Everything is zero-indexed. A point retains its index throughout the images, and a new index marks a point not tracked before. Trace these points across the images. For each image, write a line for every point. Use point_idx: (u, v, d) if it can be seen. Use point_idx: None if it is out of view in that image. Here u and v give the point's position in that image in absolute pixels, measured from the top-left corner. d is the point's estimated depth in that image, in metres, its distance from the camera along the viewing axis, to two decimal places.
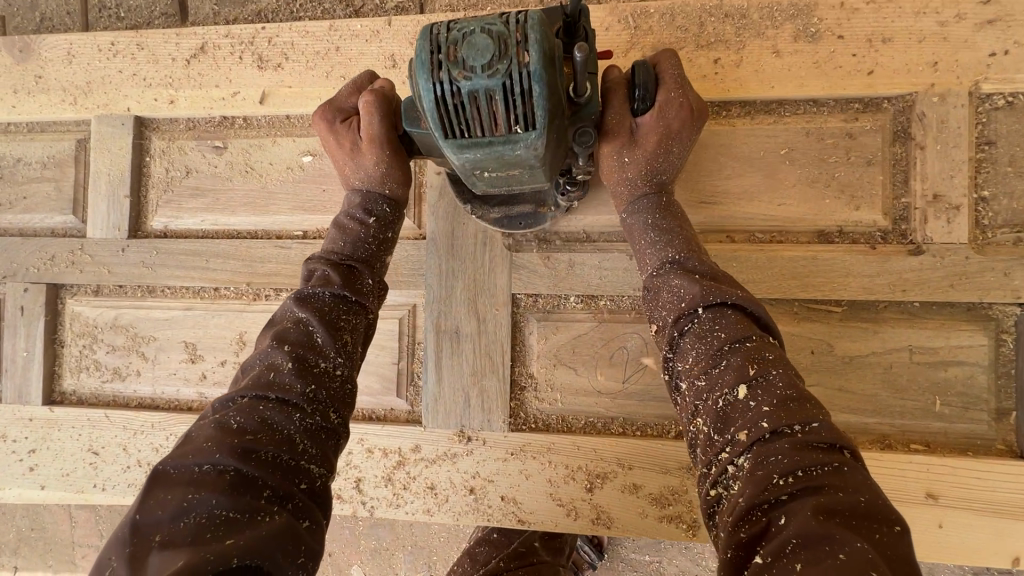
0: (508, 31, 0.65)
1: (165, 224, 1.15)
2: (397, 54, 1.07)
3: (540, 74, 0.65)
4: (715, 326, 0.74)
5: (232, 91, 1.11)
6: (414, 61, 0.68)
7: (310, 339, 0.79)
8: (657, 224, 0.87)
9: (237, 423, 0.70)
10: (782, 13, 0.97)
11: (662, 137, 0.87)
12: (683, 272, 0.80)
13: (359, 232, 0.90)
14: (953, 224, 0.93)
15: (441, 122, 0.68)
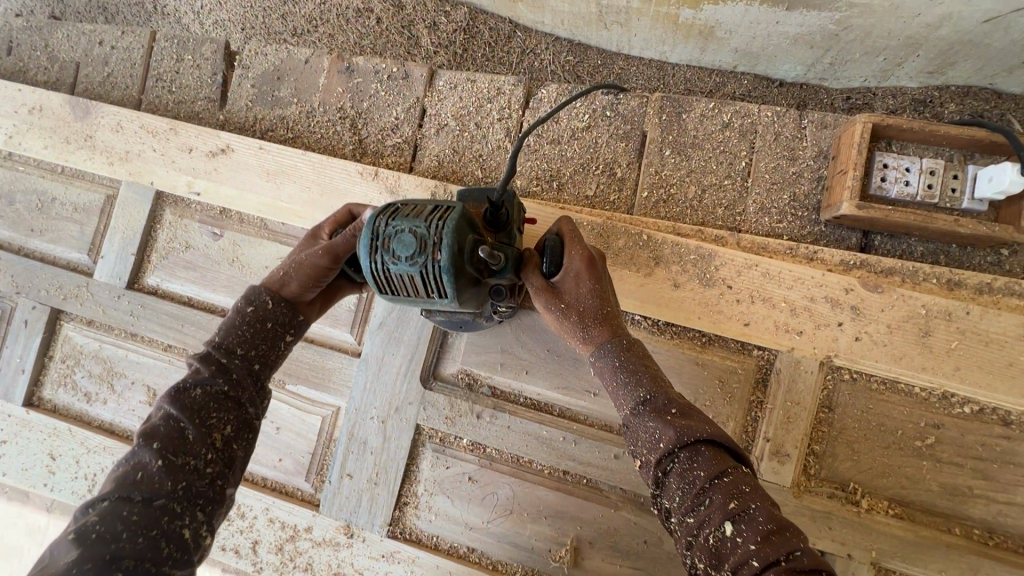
0: (430, 234, 0.81)
1: (157, 284, 1.37)
2: (375, 199, 1.28)
3: (450, 268, 0.81)
4: (691, 466, 0.75)
5: (237, 192, 1.33)
6: (359, 242, 0.85)
7: (180, 436, 0.80)
8: (624, 363, 0.86)
9: (96, 531, 0.71)
10: (687, 254, 1.16)
11: (577, 282, 0.92)
12: (654, 410, 0.80)
13: (243, 323, 0.90)
14: (783, 468, 1.09)
15: (378, 285, 0.87)
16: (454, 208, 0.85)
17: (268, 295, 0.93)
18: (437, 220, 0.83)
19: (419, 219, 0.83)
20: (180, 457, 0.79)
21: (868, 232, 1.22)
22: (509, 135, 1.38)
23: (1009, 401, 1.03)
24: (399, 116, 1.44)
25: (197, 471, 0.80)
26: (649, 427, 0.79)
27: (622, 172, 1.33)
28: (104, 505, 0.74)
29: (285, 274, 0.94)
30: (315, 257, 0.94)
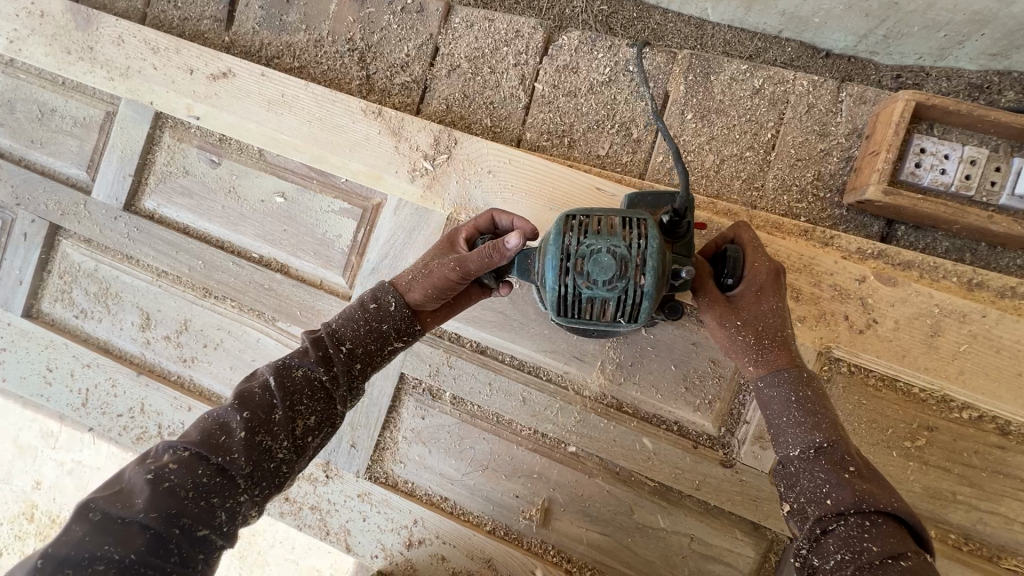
0: (630, 256, 0.78)
1: (154, 207, 1.35)
2: (376, 139, 1.22)
3: (652, 292, 0.78)
4: (864, 536, 0.70)
5: (237, 119, 1.28)
6: (545, 261, 0.81)
7: (270, 412, 0.83)
8: (803, 403, 0.82)
9: (171, 480, 0.74)
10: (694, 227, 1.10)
11: (759, 299, 0.88)
12: (830, 464, 0.77)
13: (361, 316, 0.92)
14: (764, 454, 1.07)
15: (560, 307, 0.82)
16: (649, 224, 0.81)
17: (393, 294, 0.95)
18: (637, 241, 0.79)
19: (615, 238, 0.79)
20: (261, 434, 0.81)
21: (892, 221, 1.14)
22: (523, 83, 1.30)
23: (1008, 410, 0.99)
24: (409, 52, 1.36)
25: (272, 453, 0.82)
26: (817, 479, 0.76)
27: (638, 132, 1.25)
28: (186, 454, 0.77)
29: (414, 280, 0.95)
30: (445, 269, 0.92)
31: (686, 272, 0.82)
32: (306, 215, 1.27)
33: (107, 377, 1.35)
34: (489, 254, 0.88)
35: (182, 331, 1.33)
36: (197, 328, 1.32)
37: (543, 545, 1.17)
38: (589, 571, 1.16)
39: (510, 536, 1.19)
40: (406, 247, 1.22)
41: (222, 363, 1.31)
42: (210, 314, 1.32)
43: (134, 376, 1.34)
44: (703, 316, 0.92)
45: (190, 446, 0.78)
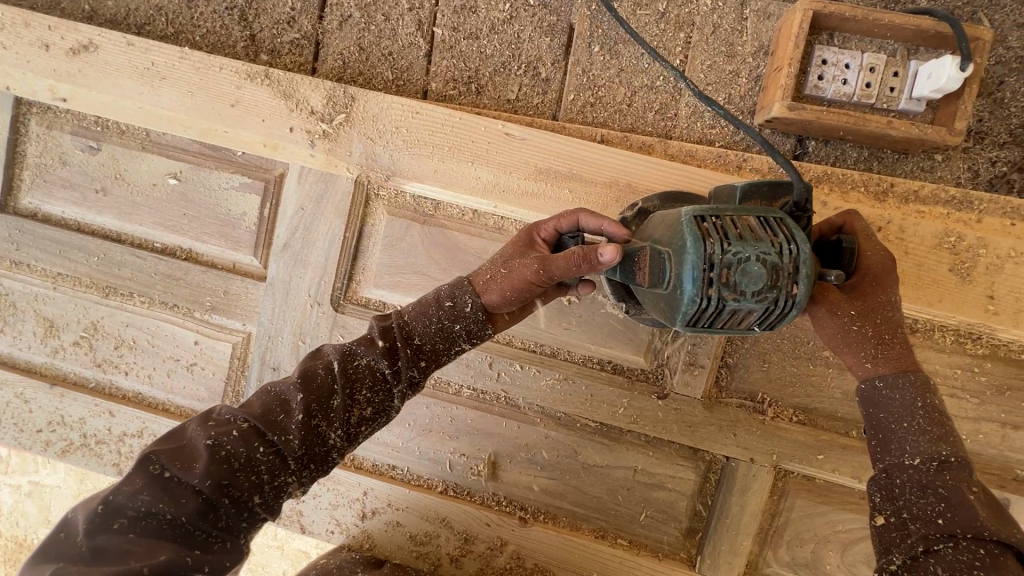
0: (782, 264, 0.73)
1: (35, 206, 1.23)
2: (268, 104, 1.13)
3: (802, 301, 0.75)
4: (976, 562, 0.68)
5: (110, 97, 1.16)
6: (685, 271, 0.74)
7: (328, 397, 0.82)
8: (928, 412, 0.78)
9: (226, 449, 0.77)
10: (609, 164, 1.07)
11: (878, 294, 0.84)
12: (951, 485, 0.73)
13: (433, 313, 0.87)
14: (694, 381, 1.10)
15: (693, 317, 0.76)
16: (790, 225, 0.77)
17: (472, 297, 0.88)
18: (788, 248, 0.74)
19: (764, 245, 0.74)
20: (317, 419, 0.81)
21: (804, 137, 1.14)
22: (422, 28, 1.22)
23: (914, 309, 1.04)
24: (294, 5, 1.25)
25: (325, 439, 0.81)
26: (928, 496, 0.73)
27: (547, 71, 1.20)
28: (244, 426, 0.79)
29: (494, 281, 0.88)
30: (528, 272, 0.86)
31: (835, 278, 0.78)
32: (206, 196, 1.18)
33: (17, 394, 1.26)
34: (579, 260, 0.81)
35: (91, 335, 1.24)
36: (108, 329, 1.23)
37: (496, 497, 1.19)
38: (543, 515, 1.19)
39: (462, 494, 1.20)
40: (318, 218, 1.15)
41: (142, 363, 1.24)
42: (118, 313, 1.23)
43: (47, 388, 1.25)
44: (811, 308, 0.86)
45: (250, 418, 0.80)
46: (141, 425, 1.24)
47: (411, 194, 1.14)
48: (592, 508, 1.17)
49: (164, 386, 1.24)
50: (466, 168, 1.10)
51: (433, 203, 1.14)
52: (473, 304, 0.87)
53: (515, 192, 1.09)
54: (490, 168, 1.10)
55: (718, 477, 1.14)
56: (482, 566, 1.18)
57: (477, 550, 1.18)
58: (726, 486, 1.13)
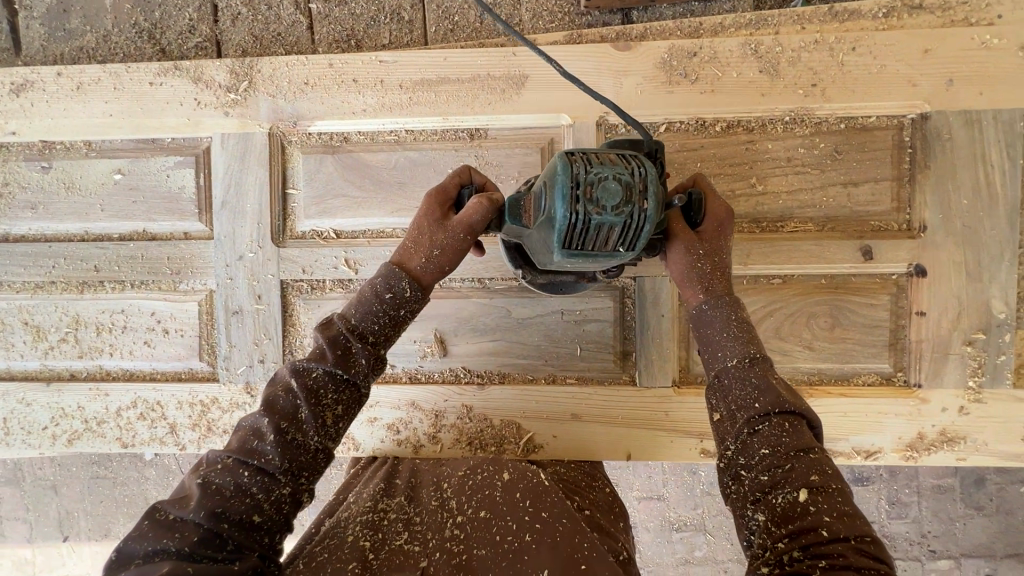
0: (636, 181, 0.82)
1: (5, 230, 1.40)
2: (184, 91, 1.34)
3: (653, 215, 0.84)
4: (784, 430, 0.83)
5: (54, 120, 1.37)
6: (554, 191, 0.82)
7: (294, 410, 0.87)
8: (738, 320, 0.94)
9: (217, 483, 0.81)
10: (469, 62, 1.29)
11: (719, 242, 0.99)
12: (761, 374, 0.89)
13: (378, 307, 0.94)
14: None
15: (567, 238, 0.83)
16: (643, 158, 0.87)
17: (410, 282, 0.96)
18: (634, 171, 0.84)
19: (615, 167, 0.84)
20: (290, 432, 0.85)
21: (627, 11, 1.38)
22: (300, 8, 1.45)
23: (741, 111, 1.25)
24: (192, 16, 1.48)
25: (306, 447, 0.87)
26: (748, 386, 0.88)
27: (409, 14, 1.43)
28: (230, 461, 0.84)
29: (417, 256, 0.98)
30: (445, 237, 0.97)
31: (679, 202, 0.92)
32: (149, 182, 1.37)
33: (20, 399, 1.40)
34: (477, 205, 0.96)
35: (75, 328, 1.40)
36: (89, 319, 1.39)
37: (454, 373, 1.34)
38: (498, 377, 1.34)
39: (425, 378, 1.35)
40: (244, 173, 1.34)
41: (124, 340, 1.39)
42: (95, 303, 1.39)
43: (46, 386, 1.40)
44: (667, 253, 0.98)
45: (231, 453, 0.85)
46: (133, 395, 1.38)
47: (318, 133, 1.34)
48: (536, 357, 1.33)
49: (148, 356, 1.39)
50: (357, 97, 1.31)
51: (338, 136, 1.34)
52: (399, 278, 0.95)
53: (401, 105, 1.30)
54: (377, 92, 1.31)
55: (634, 299, 1.31)
56: (457, 436, 1.33)
57: (449, 423, 1.33)
58: (640, 304, 1.29)
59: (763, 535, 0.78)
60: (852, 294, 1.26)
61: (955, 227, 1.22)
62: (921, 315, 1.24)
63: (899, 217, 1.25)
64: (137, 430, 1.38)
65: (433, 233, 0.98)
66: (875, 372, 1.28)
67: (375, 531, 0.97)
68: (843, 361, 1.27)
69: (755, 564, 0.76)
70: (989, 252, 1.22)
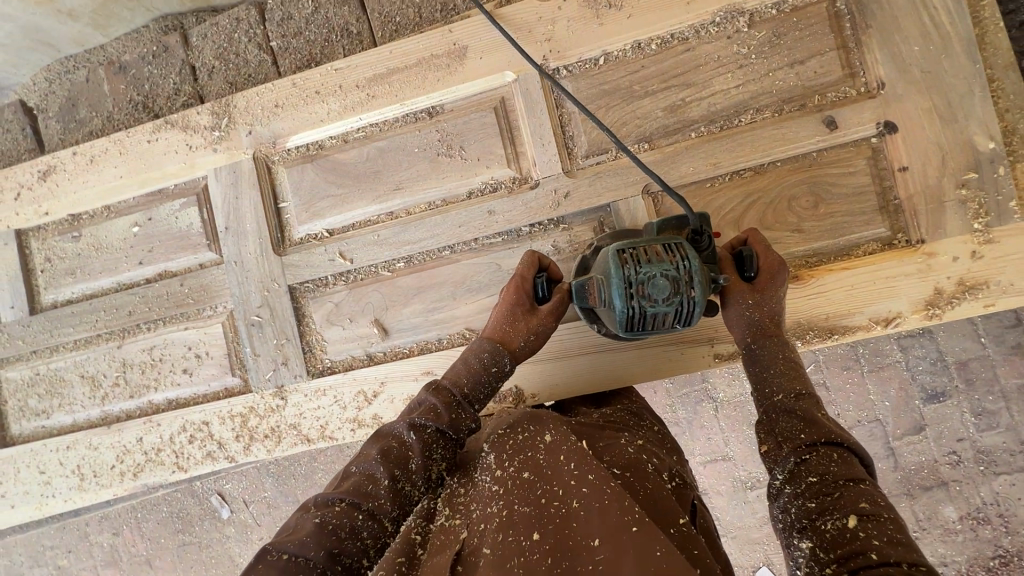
0: (681, 275, 1.04)
1: (55, 298, 1.59)
2: (175, 139, 1.50)
3: (700, 300, 1.05)
4: (832, 461, 0.94)
5: (76, 193, 1.55)
6: (612, 284, 1.06)
7: (407, 462, 1.01)
8: (786, 363, 1.11)
9: (331, 524, 0.92)
10: (412, 49, 1.40)
11: (771, 289, 1.17)
12: (807, 414, 1.02)
13: (485, 379, 1.16)
14: (550, 161, 1.34)
15: (628, 323, 1.07)
16: (686, 247, 1.08)
17: (508, 359, 1.19)
18: (682, 262, 1.05)
19: (664, 263, 1.05)
20: (401, 481, 0.99)
21: None
22: (263, 48, 1.61)
23: (671, 23, 1.29)
24: (176, 80, 1.66)
25: (412, 497, 1.00)
26: (794, 420, 1.02)
27: (357, 27, 1.57)
28: (344, 504, 0.96)
29: (513, 339, 1.21)
30: (533, 322, 1.22)
31: (725, 279, 1.11)
32: (164, 227, 1.52)
33: (88, 445, 1.55)
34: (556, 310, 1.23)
35: (124, 371, 1.54)
36: (134, 360, 1.54)
37: (461, 334, 1.39)
38: None
39: (436, 346, 1.40)
40: (239, 197, 1.47)
41: (166, 372, 1.52)
42: (137, 344, 1.54)
43: (108, 428, 1.54)
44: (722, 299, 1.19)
45: (347, 496, 0.97)
46: (182, 420, 1.50)
47: (296, 147, 1.47)
48: None
49: (189, 382, 1.51)
50: (321, 106, 1.44)
51: (314, 146, 1.47)
52: (501, 362, 1.19)
53: (362, 103, 1.42)
54: (338, 98, 1.43)
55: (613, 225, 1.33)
56: None
57: None
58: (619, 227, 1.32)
59: (812, 561, 0.85)
60: (826, 168, 1.25)
61: (915, 75, 1.20)
62: (904, 171, 1.21)
63: (854, 82, 1.25)
64: (191, 452, 1.49)
65: (515, 316, 1.22)
66: (874, 239, 1.24)
67: (429, 521, 0.93)
68: (837, 235, 1.25)
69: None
70: (955, 91, 1.19)
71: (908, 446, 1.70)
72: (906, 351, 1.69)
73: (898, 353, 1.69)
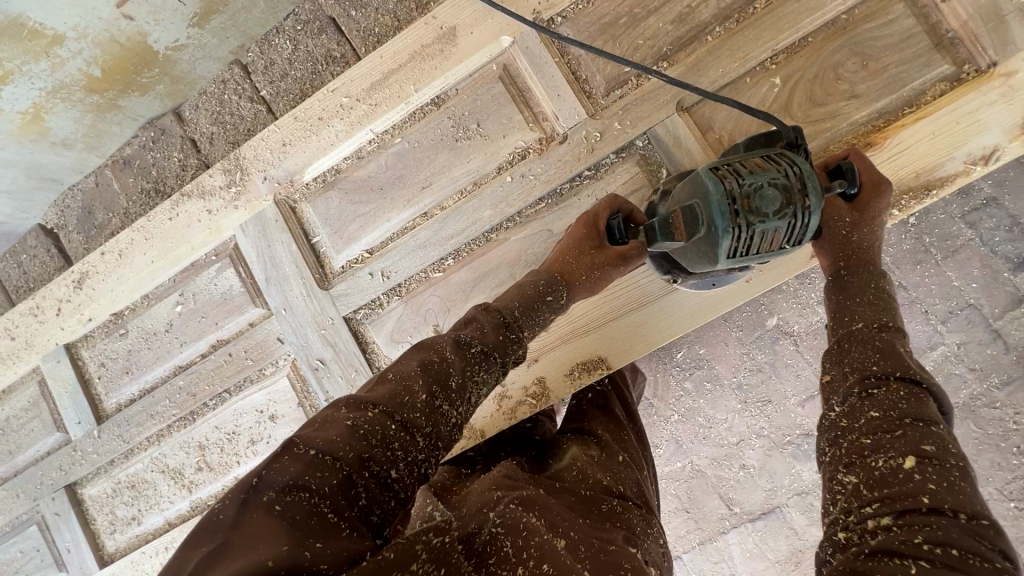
0: (792, 182, 0.95)
1: (117, 401, 1.55)
2: (194, 209, 1.48)
3: (814, 210, 0.96)
4: (900, 395, 0.82)
5: (113, 291, 1.53)
6: (714, 203, 0.96)
7: (447, 379, 0.86)
8: (877, 293, 0.97)
9: (361, 427, 0.75)
10: (401, 46, 1.36)
11: (867, 214, 1.06)
12: (886, 340, 0.88)
13: (534, 307, 1.07)
14: (571, 109, 1.27)
15: (733, 246, 0.96)
16: (789, 155, 0.99)
17: (562, 288, 1.13)
18: (790, 171, 0.96)
19: (771, 173, 0.96)
20: (441, 398, 0.84)
21: None
22: (255, 99, 1.61)
23: None
24: (180, 156, 1.66)
25: (448, 417, 0.84)
26: (868, 350, 0.88)
27: (340, 50, 1.55)
28: (378, 409, 0.79)
29: (575, 274, 1.15)
30: (599, 257, 1.14)
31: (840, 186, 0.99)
32: (205, 297, 1.49)
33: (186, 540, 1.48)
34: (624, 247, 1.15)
35: (202, 454, 1.49)
36: (209, 439, 1.48)
37: None
38: None
39: None
40: (271, 244, 1.43)
41: (244, 442, 1.46)
42: (208, 422, 1.48)
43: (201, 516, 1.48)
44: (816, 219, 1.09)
45: (382, 402, 0.80)
46: None
47: (314, 179, 1.44)
48: None
49: (270, 445, 1.45)
50: (327, 130, 1.41)
51: (331, 173, 1.43)
52: (556, 294, 1.12)
53: (366, 115, 1.38)
54: (342, 117, 1.40)
55: (656, 154, 1.25)
56: (558, 368, 1.31)
57: (546, 360, 1.32)
58: (664, 152, 1.24)
59: (852, 499, 0.77)
60: (862, 24, 1.16)
61: None
62: None
63: None
64: None
65: (581, 249, 1.16)
66: (938, 80, 1.14)
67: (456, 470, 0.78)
68: (896, 88, 1.15)
69: (836, 529, 0.77)
70: None
71: (1014, 322, 1.49)
72: (977, 227, 1.47)
73: (970, 234, 1.47)
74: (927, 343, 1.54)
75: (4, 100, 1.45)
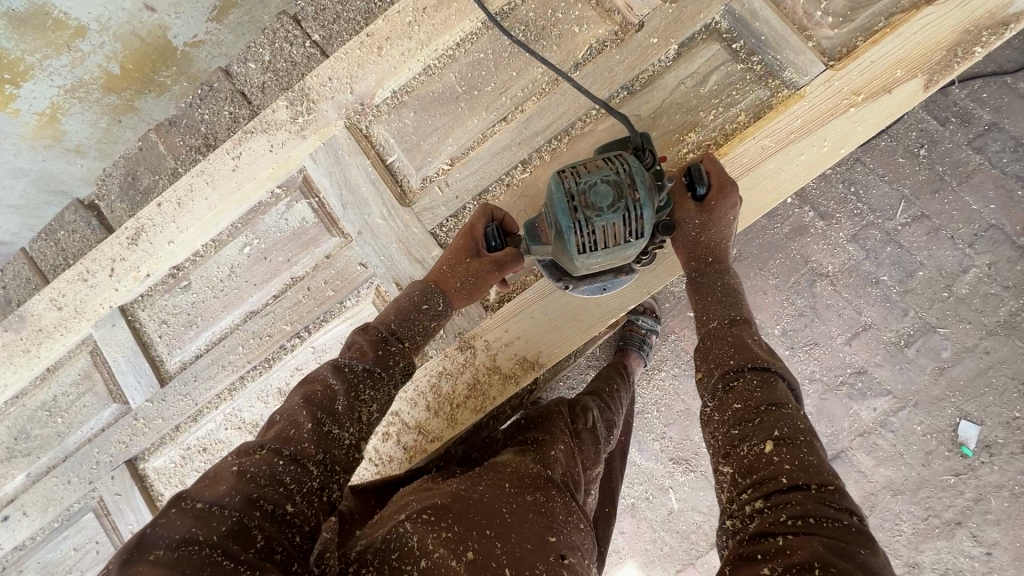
0: (622, 178, 0.96)
1: (180, 360, 1.45)
2: (260, 144, 1.41)
3: (646, 203, 0.96)
4: (756, 385, 0.86)
5: (174, 242, 1.42)
6: (556, 204, 0.97)
7: (333, 405, 0.83)
8: (730, 285, 1.06)
9: (251, 471, 0.72)
10: None
11: (716, 212, 1.12)
12: (741, 335, 0.95)
13: (414, 314, 1.05)
14: None
15: (578, 243, 0.97)
16: (625, 156, 1.00)
17: (439, 294, 1.10)
18: (622, 169, 0.98)
19: (605, 171, 0.97)
20: (326, 424, 0.81)
21: None
22: (308, 45, 1.60)
23: None
24: (231, 108, 1.63)
25: (341, 441, 0.81)
26: (726, 346, 0.94)
27: None
28: (268, 447, 0.76)
29: (453, 279, 1.14)
30: (478, 265, 1.14)
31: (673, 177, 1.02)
32: (275, 234, 1.42)
33: None
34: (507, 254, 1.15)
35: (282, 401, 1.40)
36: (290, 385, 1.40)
37: None
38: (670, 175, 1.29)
39: None
40: (345, 169, 1.38)
41: None
42: (287, 366, 1.40)
43: None
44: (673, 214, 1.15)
45: (268, 441, 0.77)
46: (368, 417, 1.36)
47: (384, 100, 1.41)
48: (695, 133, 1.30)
49: None
50: (394, 49, 1.39)
51: (401, 93, 1.41)
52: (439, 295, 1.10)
53: (435, 31, 1.37)
54: (410, 36, 1.38)
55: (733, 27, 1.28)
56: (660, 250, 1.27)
57: None
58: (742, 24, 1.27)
59: (731, 489, 0.81)
60: None
61: None
62: None
63: None
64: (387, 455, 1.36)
65: (459, 260, 1.15)
66: None
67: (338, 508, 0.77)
68: None
69: (726, 516, 0.81)
70: None
71: None
72: (984, 151, 1.50)
73: (978, 157, 1.50)
74: (958, 267, 1.54)
75: (23, 101, 1.59)
